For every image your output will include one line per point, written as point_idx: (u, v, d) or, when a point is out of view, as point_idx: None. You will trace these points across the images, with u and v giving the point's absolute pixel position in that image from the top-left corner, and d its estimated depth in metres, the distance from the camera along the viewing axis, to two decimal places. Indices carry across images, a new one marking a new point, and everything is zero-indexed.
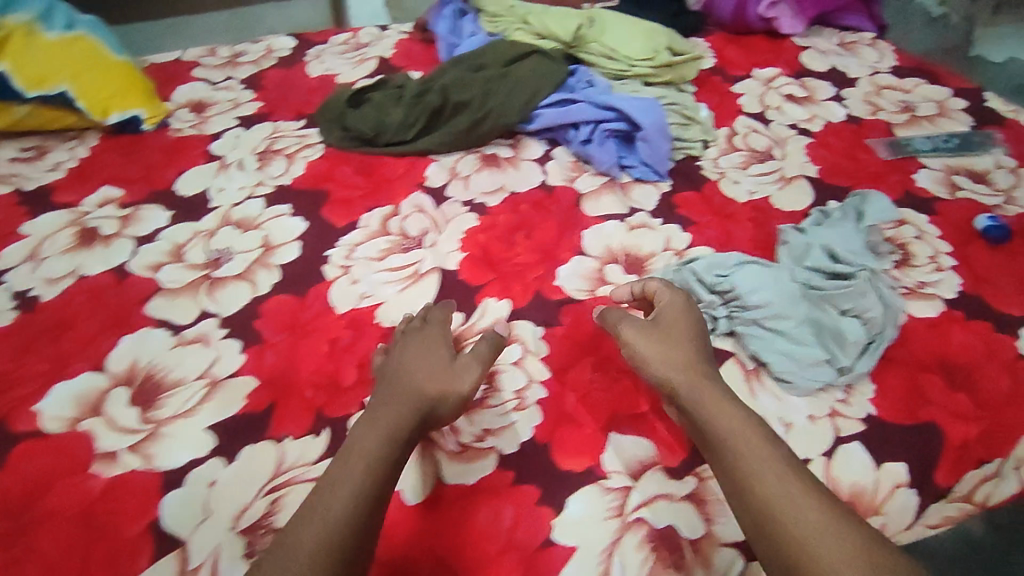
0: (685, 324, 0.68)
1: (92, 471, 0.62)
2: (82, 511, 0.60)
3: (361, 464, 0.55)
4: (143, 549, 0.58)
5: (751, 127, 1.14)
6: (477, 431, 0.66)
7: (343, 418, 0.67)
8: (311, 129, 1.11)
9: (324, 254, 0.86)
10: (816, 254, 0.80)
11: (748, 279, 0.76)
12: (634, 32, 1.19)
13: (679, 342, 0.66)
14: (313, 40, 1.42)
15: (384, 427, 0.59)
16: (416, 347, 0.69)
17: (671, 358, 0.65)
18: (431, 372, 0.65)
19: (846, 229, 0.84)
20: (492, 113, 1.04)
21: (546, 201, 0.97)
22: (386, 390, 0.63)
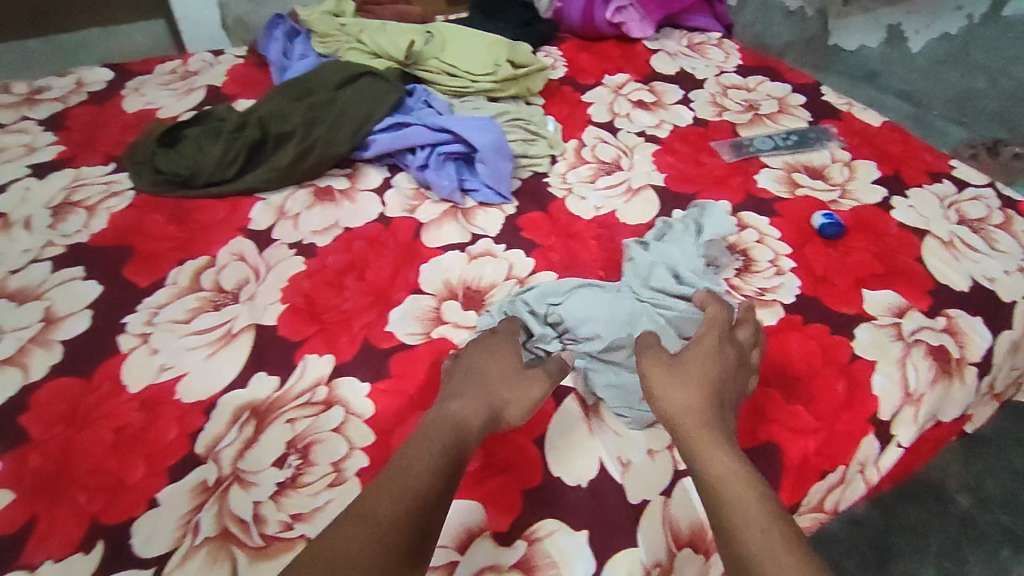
0: (710, 353, 0.63)
1: None
2: None
3: (407, 486, 0.52)
4: None
5: (600, 137, 1.11)
6: (284, 519, 0.58)
7: (123, 525, 0.57)
8: (119, 173, 0.99)
9: (118, 322, 0.75)
10: (659, 275, 0.75)
11: (585, 304, 0.71)
12: (473, 47, 1.14)
13: (695, 370, 0.61)
14: (132, 70, 1.28)
15: (443, 437, 0.57)
16: (484, 353, 0.66)
17: (672, 391, 0.59)
18: (507, 379, 0.64)
19: (687, 245, 0.82)
20: (319, 141, 0.96)
21: (382, 235, 0.89)
22: (458, 399, 0.61)
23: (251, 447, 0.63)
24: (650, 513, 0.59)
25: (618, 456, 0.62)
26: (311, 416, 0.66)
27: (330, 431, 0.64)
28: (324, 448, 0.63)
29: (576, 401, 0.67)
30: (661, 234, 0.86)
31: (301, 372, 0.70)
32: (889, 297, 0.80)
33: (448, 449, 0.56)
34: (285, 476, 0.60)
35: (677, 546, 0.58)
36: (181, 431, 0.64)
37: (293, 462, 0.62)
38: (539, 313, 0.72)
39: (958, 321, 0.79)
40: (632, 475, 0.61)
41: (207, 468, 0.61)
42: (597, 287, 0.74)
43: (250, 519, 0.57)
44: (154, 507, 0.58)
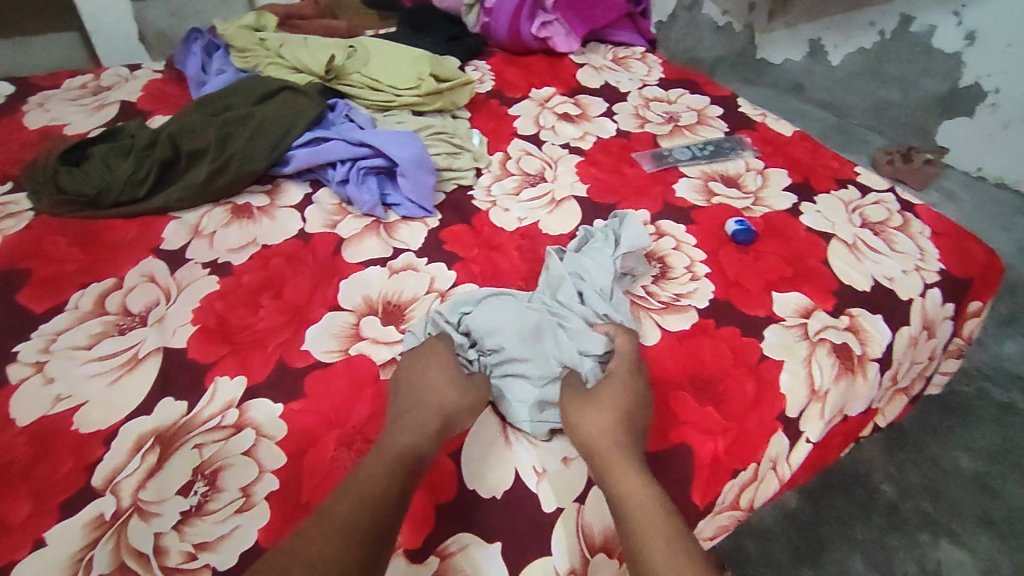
0: (625, 379, 0.65)
1: None
2: None
3: (365, 513, 0.52)
4: None
5: (524, 149, 1.12)
6: (188, 548, 0.55)
7: (5, 568, 0.53)
8: (18, 194, 0.94)
9: (12, 351, 0.71)
10: (564, 291, 0.76)
11: (490, 310, 0.71)
12: (396, 62, 1.15)
13: (609, 398, 0.63)
14: (39, 86, 1.23)
15: (393, 453, 0.57)
16: (424, 361, 0.67)
17: (587, 417, 0.62)
18: (453, 382, 0.64)
19: (602, 254, 0.80)
20: (235, 158, 0.94)
21: (301, 252, 0.88)
22: (406, 411, 0.62)
23: (153, 477, 0.60)
24: (563, 521, 0.59)
25: (534, 464, 0.63)
26: (220, 440, 0.63)
27: (239, 454, 0.62)
28: (232, 473, 0.60)
29: (494, 413, 0.67)
30: (582, 244, 0.85)
31: (210, 396, 0.67)
32: (797, 299, 0.84)
33: (400, 466, 0.56)
34: (189, 504, 0.58)
35: (591, 552, 0.59)
36: (77, 464, 0.61)
37: (198, 489, 0.59)
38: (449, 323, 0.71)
39: (860, 320, 0.83)
40: (547, 484, 0.61)
41: (105, 500, 0.58)
42: (508, 294, 0.75)
43: (149, 552, 0.55)
44: (43, 545, 0.55)
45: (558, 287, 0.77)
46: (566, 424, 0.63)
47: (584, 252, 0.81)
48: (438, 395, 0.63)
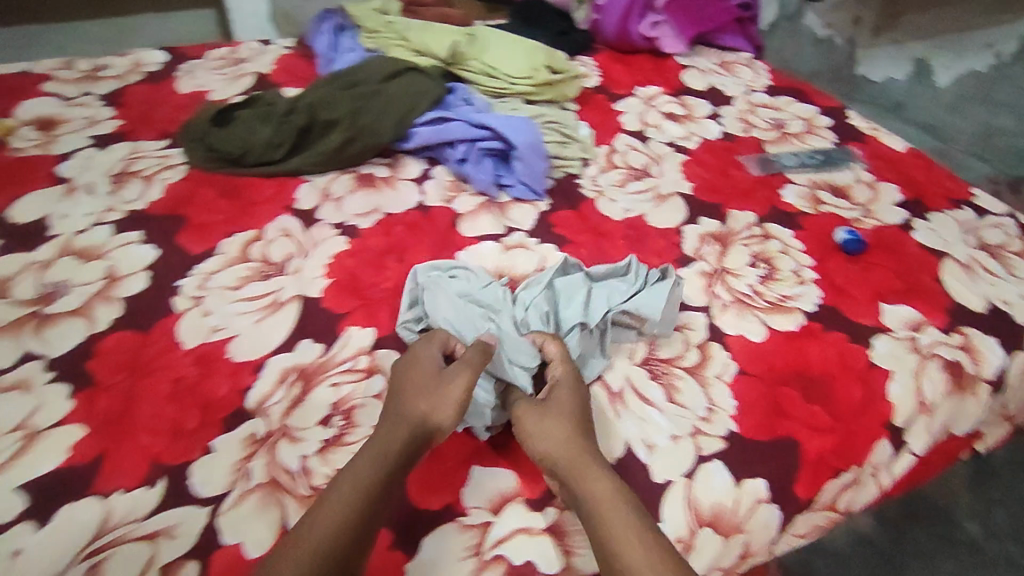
0: (573, 386, 0.65)
1: None
2: None
3: (331, 522, 0.52)
4: None
5: (630, 145, 1.12)
6: (330, 472, 0.61)
7: (181, 466, 0.61)
8: (174, 149, 1.06)
9: (174, 285, 0.80)
10: (528, 298, 0.75)
11: (439, 297, 0.74)
12: (513, 51, 1.19)
13: (561, 407, 0.63)
14: (188, 55, 1.36)
15: (366, 463, 0.57)
16: (408, 367, 0.65)
17: (543, 426, 0.61)
18: (428, 391, 0.62)
19: (597, 299, 0.76)
20: (364, 130, 1.01)
21: (421, 223, 0.93)
22: (388, 419, 0.61)
23: (298, 406, 0.66)
24: (674, 493, 0.61)
25: (643, 439, 0.65)
26: (354, 381, 0.69)
27: (372, 396, 0.68)
28: (365, 412, 0.66)
29: (602, 388, 0.70)
30: (607, 276, 0.80)
31: (344, 342, 0.74)
32: (906, 312, 0.83)
33: (372, 477, 0.56)
34: (329, 435, 0.64)
35: (698, 525, 0.61)
36: (233, 387, 0.68)
37: (337, 423, 0.65)
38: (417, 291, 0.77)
39: (974, 339, 0.82)
40: (657, 457, 0.64)
41: (257, 422, 0.65)
42: (473, 281, 0.78)
43: (298, 470, 0.61)
44: (210, 452, 0.62)
45: (529, 295, 0.76)
46: (524, 436, 0.62)
47: (580, 282, 0.78)
48: (414, 403, 0.61)
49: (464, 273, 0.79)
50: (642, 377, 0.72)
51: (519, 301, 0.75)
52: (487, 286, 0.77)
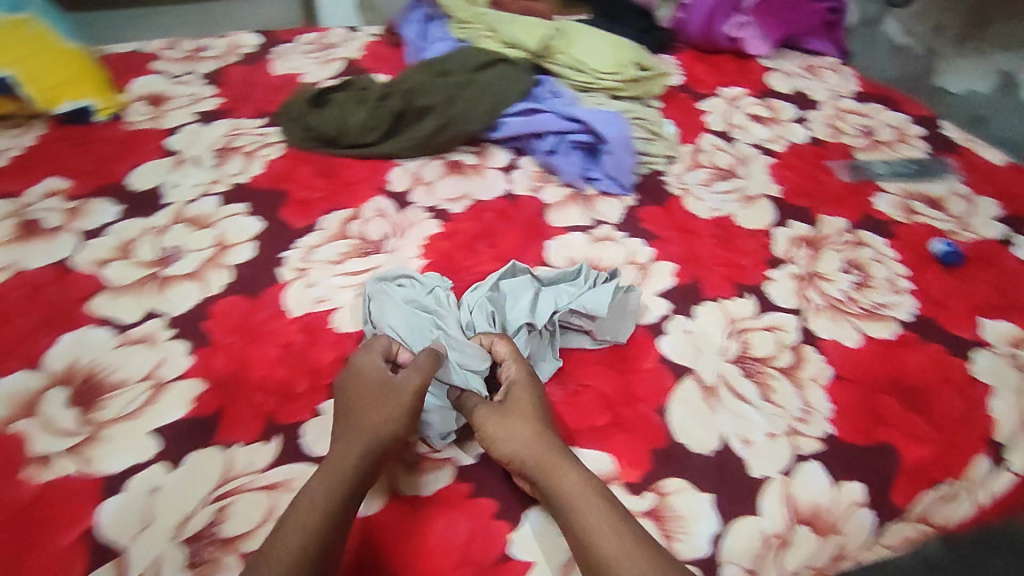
0: (529, 385, 0.66)
1: (21, 476, 0.59)
2: (11, 517, 0.57)
3: (301, 534, 0.53)
4: (76, 558, 0.54)
5: (716, 144, 1.11)
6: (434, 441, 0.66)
7: (293, 426, 0.64)
8: (272, 127, 1.10)
9: (280, 255, 0.85)
10: (475, 301, 0.74)
11: (385, 306, 0.73)
12: (603, 46, 1.18)
13: (521, 409, 0.64)
14: (280, 38, 1.41)
15: (327, 476, 0.57)
16: (353, 378, 0.65)
17: (508, 429, 0.62)
18: (377, 400, 0.62)
19: (547, 300, 0.75)
20: (456, 118, 1.03)
21: (509, 210, 0.95)
22: (342, 432, 0.61)
23: None
24: (771, 489, 0.62)
25: (739, 435, 0.66)
26: None
27: None
28: None
29: (695, 382, 0.72)
30: (556, 279, 0.79)
31: None
32: (1006, 327, 0.81)
33: (333, 490, 0.56)
34: None
35: (795, 521, 0.61)
36: (338, 356, 0.71)
37: None
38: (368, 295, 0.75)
39: None
40: (756, 452, 0.65)
41: None
42: (417, 285, 0.77)
43: None
44: (319, 415, 0.65)
45: (473, 299, 0.75)
46: (486, 440, 0.63)
47: (526, 284, 0.77)
48: (365, 416, 0.61)
49: (411, 279, 0.78)
50: (735, 375, 0.73)
51: (464, 305, 0.75)
52: (432, 290, 0.76)
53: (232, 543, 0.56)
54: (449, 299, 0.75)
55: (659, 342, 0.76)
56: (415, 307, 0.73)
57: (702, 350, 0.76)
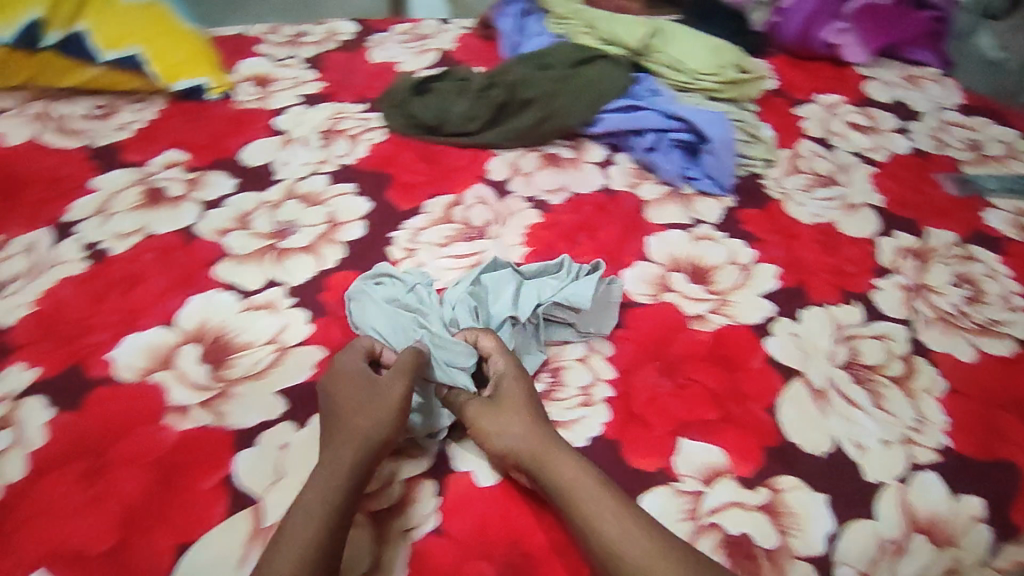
0: (517, 378, 0.67)
1: (164, 423, 0.64)
2: (159, 459, 0.62)
3: (305, 537, 0.53)
4: (218, 499, 0.60)
5: (814, 151, 1.10)
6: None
7: None
8: (374, 113, 1.12)
9: (389, 234, 0.88)
10: (458, 298, 0.75)
11: (368, 308, 0.74)
12: (702, 46, 1.16)
13: (511, 402, 0.65)
14: (375, 27, 1.44)
15: (323, 480, 0.57)
16: (336, 381, 0.65)
17: (500, 423, 0.63)
18: (365, 400, 0.62)
19: (527, 294, 0.76)
20: (557, 112, 1.04)
21: (608, 205, 0.96)
22: (330, 437, 0.61)
23: None
24: (886, 495, 0.63)
25: (852, 439, 0.67)
26: (560, 344, 0.76)
27: (576, 360, 0.74)
28: (572, 373, 0.73)
29: (804, 385, 0.72)
30: (540, 272, 0.80)
31: None
32: None
33: (330, 495, 0.56)
34: (542, 389, 0.71)
35: (911, 529, 0.61)
36: None
37: (546, 380, 0.72)
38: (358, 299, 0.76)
39: None
40: (870, 457, 0.65)
41: None
42: (400, 284, 0.78)
43: None
44: None
45: (453, 295, 0.76)
46: (479, 436, 0.64)
47: (507, 277, 0.78)
48: (351, 421, 0.61)
49: (394, 278, 0.79)
50: (846, 380, 0.73)
51: (446, 304, 0.75)
52: (414, 289, 0.77)
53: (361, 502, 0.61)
54: (431, 299, 0.76)
55: (766, 342, 0.77)
56: (400, 308, 0.74)
57: (809, 353, 0.76)
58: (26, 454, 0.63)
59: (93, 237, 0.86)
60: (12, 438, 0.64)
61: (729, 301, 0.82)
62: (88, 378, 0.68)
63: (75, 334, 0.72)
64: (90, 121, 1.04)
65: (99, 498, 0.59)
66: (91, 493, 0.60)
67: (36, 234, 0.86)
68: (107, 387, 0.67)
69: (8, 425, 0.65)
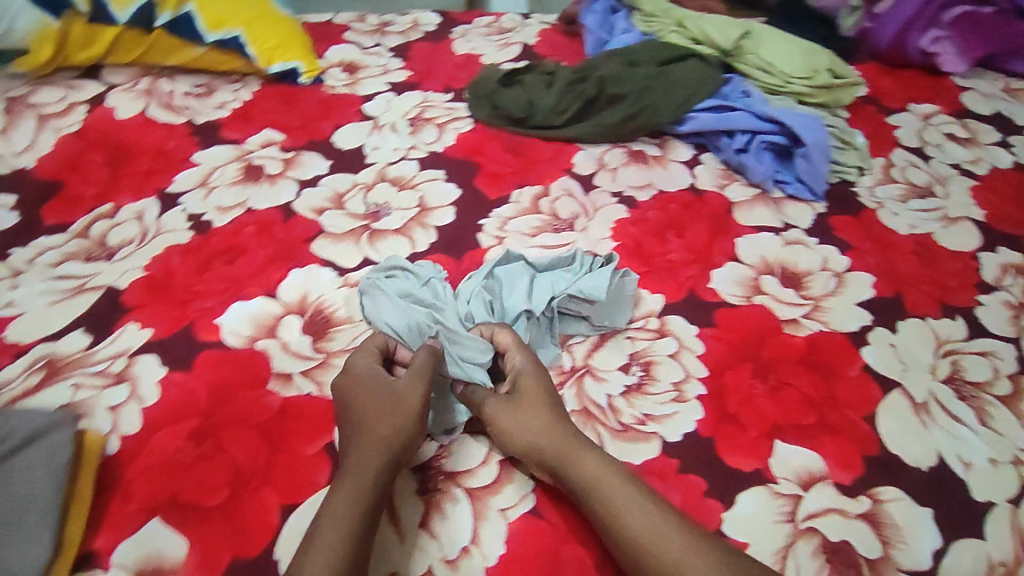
0: (534, 374, 0.66)
1: (269, 389, 0.68)
2: (264, 422, 0.65)
3: (335, 540, 0.53)
4: (322, 464, 0.63)
5: (909, 160, 1.06)
6: (637, 415, 0.69)
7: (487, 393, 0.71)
8: (460, 103, 1.11)
9: (478, 222, 0.89)
10: (474, 292, 0.75)
11: (382, 303, 0.73)
12: (795, 48, 1.14)
13: (531, 399, 0.64)
14: (458, 19, 1.38)
15: (347, 489, 0.57)
16: (352, 388, 0.65)
17: (521, 420, 0.63)
18: (385, 404, 0.62)
19: (541, 286, 0.76)
20: (647, 109, 1.03)
21: (696, 204, 0.94)
22: (349, 447, 0.60)
23: (599, 349, 0.75)
24: (992, 514, 0.62)
25: (959, 456, 0.66)
26: (648, 339, 0.76)
27: (668, 356, 0.74)
28: (664, 369, 0.73)
29: (904, 396, 0.71)
30: (552, 265, 0.79)
31: (635, 301, 0.80)
32: None
33: (355, 501, 0.55)
34: (634, 381, 0.71)
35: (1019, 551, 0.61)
36: None
37: (638, 372, 0.72)
38: (370, 291, 0.75)
39: None
40: (976, 475, 0.65)
41: (563, 355, 0.74)
42: (412, 277, 0.76)
43: (609, 407, 0.69)
44: None
45: (465, 289, 0.76)
46: (499, 433, 0.63)
47: (521, 271, 0.77)
48: (371, 426, 0.60)
49: (406, 271, 0.77)
50: (948, 395, 0.72)
51: (462, 298, 0.74)
52: (427, 282, 0.76)
53: (456, 477, 0.63)
54: (445, 292, 0.75)
55: (862, 350, 0.76)
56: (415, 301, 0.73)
57: (908, 366, 0.74)
58: (142, 409, 0.66)
59: (197, 209, 0.89)
60: (128, 392, 0.67)
61: (822, 307, 0.81)
62: (199, 339, 0.72)
63: (184, 298, 0.76)
64: (191, 98, 1.06)
65: (209, 456, 0.63)
66: (200, 450, 0.63)
67: (141, 202, 0.89)
68: (215, 352, 0.71)
69: (125, 380, 0.68)
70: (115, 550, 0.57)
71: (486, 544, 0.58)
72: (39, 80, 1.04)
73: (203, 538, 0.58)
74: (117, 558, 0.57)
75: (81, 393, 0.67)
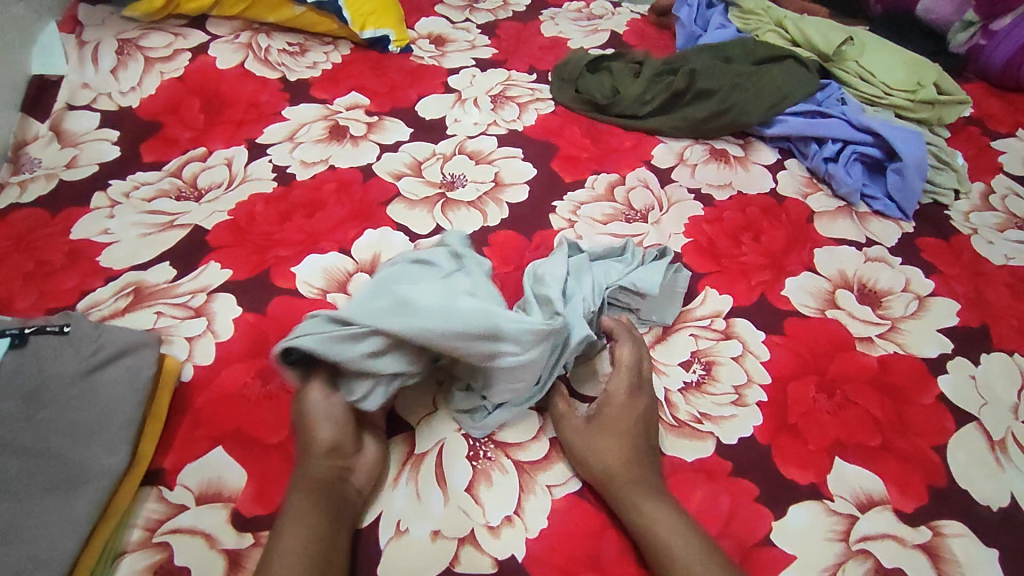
0: (625, 408, 0.64)
1: None
2: None
3: (306, 538, 0.53)
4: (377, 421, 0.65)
5: (1012, 188, 1.00)
6: (693, 412, 0.68)
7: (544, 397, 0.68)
8: (543, 84, 1.10)
9: (551, 204, 0.89)
10: (550, 266, 0.72)
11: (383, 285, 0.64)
12: (899, 60, 1.09)
13: (615, 426, 0.63)
14: (549, 2, 1.32)
15: (301, 495, 0.56)
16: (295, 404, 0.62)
17: (598, 452, 0.61)
18: (321, 423, 0.60)
19: (596, 273, 0.74)
20: (735, 108, 1.00)
21: (776, 210, 0.91)
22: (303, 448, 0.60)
23: (661, 342, 0.74)
24: None
25: None
26: (711, 340, 0.74)
27: (731, 358, 0.73)
28: (727, 370, 0.72)
29: (980, 432, 0.68)
30: (603, 255, 0.78)
31: (702, 300, 0.79)
32: None
33: (306, 515, 0.55)
34: (693, 378, 0.71)
35: None
36: None
37: (697, 370, 0.71)
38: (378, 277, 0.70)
39: None
40: None
41: None
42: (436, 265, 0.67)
43: (664, 401, 0.69)
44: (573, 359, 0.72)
45: (542, 264, 0.73)
46: (572, 455, 0.63)
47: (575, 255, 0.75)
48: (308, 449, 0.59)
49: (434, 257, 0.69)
50: None
51: (538, 274, 0.71)
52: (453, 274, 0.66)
53: (505, 448, 0.65)
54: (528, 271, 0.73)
55: (938, 379, 0.72)
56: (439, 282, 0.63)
57: (986, 401, 0.71)
58: (216, 342, 0.70)
59: (282, 161, 0.92)
60: (204, 326, 0.71)
61: (900, 329, 0.77)
62: (274, 285, 0.75)
63: (263, 245, 0.79)
64: (285, 55, 1.09)
65: (273, 396, 0.65)
66: (265, 390, 0.66)
67: (231, 149, 0.93)
68: (287, 298, 0.74)
69: (202, 315, 0.72)
70: (181, 470, 0.61)
71: (530, 517, 0.60)
72: (150, 25, 1.09)
73: (260, 470, 0.61)
74: (183, 478, 0.60)
75: (163, 321, 0.71)
